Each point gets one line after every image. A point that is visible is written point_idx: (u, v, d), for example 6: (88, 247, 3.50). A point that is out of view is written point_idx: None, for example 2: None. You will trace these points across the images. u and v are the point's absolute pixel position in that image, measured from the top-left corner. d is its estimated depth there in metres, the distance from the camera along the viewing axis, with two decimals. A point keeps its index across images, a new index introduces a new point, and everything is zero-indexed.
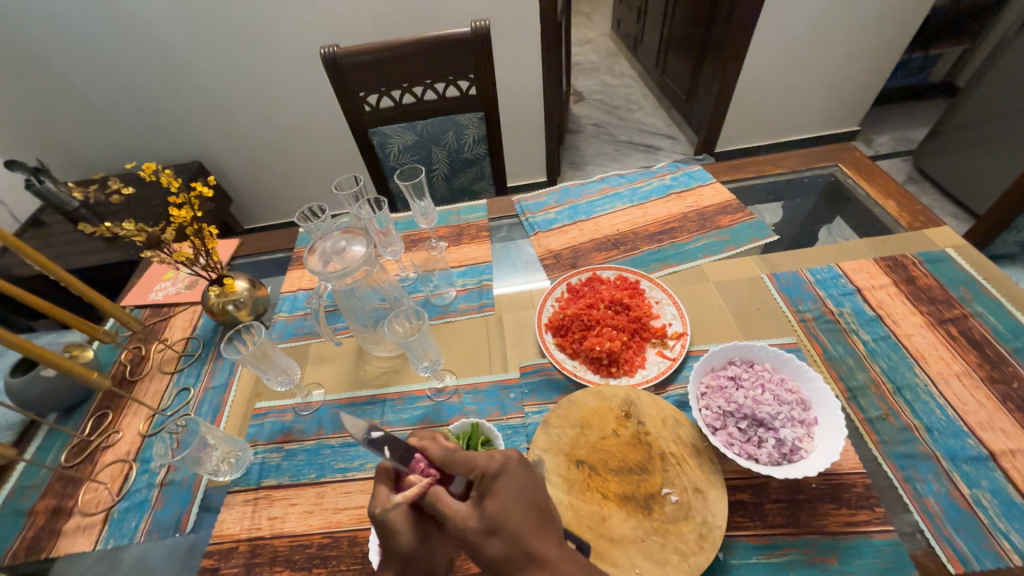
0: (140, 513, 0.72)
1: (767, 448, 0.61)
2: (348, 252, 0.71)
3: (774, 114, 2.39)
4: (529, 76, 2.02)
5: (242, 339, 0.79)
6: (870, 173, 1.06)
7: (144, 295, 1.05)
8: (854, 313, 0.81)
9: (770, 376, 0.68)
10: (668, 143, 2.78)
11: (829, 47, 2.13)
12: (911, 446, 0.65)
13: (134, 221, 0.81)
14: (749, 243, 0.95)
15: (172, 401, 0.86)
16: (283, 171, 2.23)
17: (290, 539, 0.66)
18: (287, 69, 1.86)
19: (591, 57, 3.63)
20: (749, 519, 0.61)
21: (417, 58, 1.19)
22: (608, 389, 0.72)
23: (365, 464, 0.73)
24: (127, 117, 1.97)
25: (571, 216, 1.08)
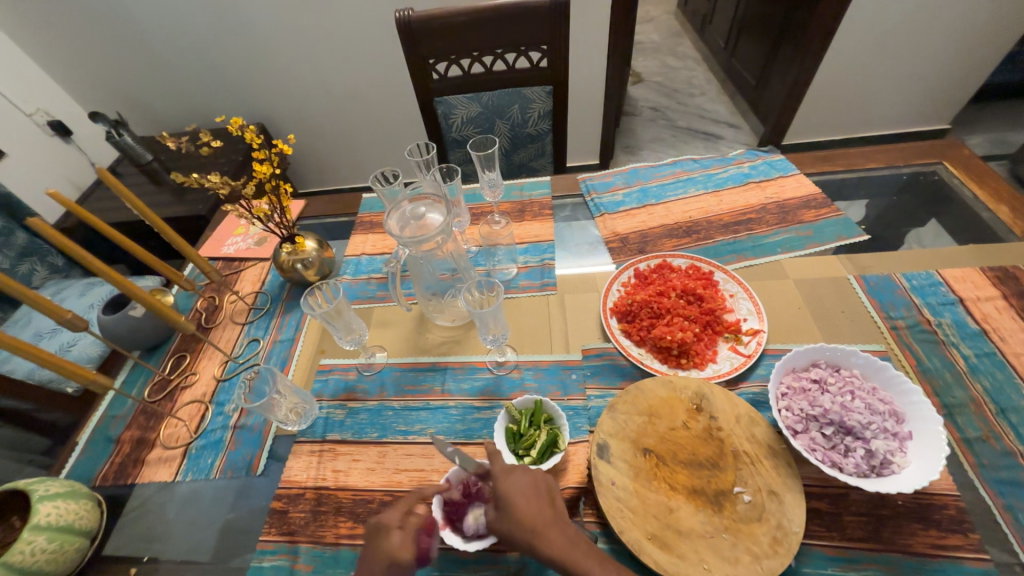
0: (215, 451, 0.77)
1: (855, 458, 0.57)
2: (426, 219, 0.70)
3: (854, 106, 2.21)
4: (594, 52, 1.94)
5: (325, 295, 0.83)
6: (980, 173, 0.96)
7: (217, 248, 1.10)
8: (954, 325, 0.74)
9: (860, 383, 0.63)
10: (730, 132, 2.63)
11: (930, 34, 1.93)
12: (1014, 473, 0.60)
13: (220, 174, 0.83)
14: (835, 241, 0.89)
15: (243, 351, 0.90)
16: (339, 138, 2.26)
17: (354, 492, 0.69)
18: (351, 34, 1.86)
19: (653, 36, 3.45)
20: (825, 528, 0.58)
21: (490, 26, 1.16)
22: (679, 380, 0.69)
23: (425, 429, 0.74)
24: (196, 76, 2.02)
25: (640, 199, 1.04)
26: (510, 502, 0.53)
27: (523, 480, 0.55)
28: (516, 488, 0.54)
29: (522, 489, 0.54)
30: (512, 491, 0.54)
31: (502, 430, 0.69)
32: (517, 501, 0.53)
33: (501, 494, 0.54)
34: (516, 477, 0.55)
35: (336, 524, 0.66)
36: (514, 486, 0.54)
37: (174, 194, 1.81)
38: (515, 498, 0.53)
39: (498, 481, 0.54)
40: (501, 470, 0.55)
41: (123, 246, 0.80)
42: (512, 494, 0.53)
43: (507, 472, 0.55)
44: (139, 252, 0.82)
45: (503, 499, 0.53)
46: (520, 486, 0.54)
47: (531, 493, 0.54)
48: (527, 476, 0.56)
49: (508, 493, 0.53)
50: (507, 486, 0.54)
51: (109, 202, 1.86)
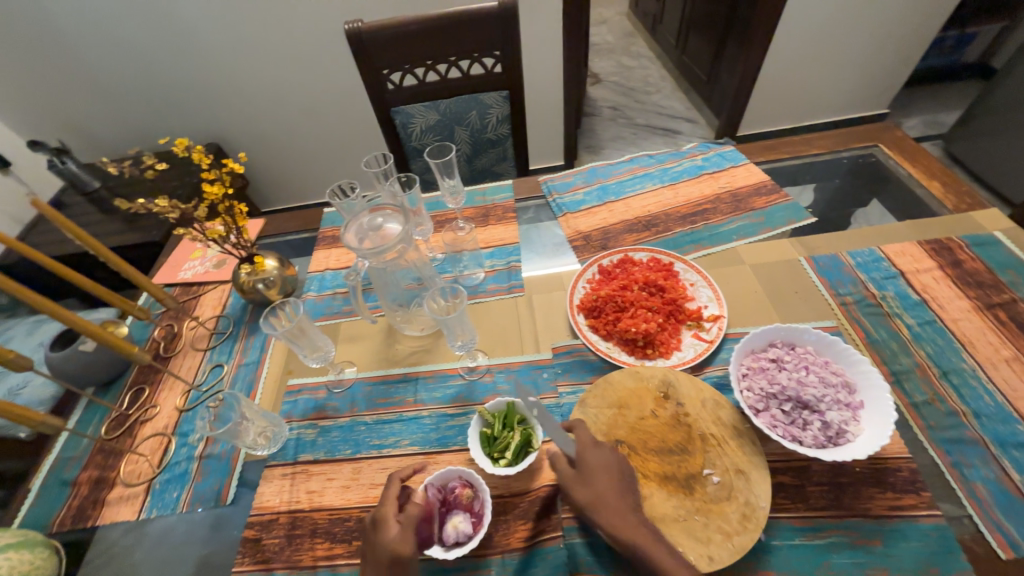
0: (181, 484, 0.74)
1: (813, 431, 0.60)
2: (385, 229, 0.70)
3: (800, 96, 2.31)
4: (549, 55, 1.97)
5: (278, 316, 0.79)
6: (911, 153, 1.03)
7: (173, 273, 1.06)
8: (897, 297, 0.79)
9: (814, 358, 0.66)
10: (687, 127, 2.72)
11: (862, 25, 2.05)
12: (958, 431, 0.64)
13: (166, 197, 0.80)
14: (786, 225, 0.93)
15: (206, 377, 0.87)
16: (299, 153, 2.22)
17: (329, 512, 0.67)
18: (305, 48, 1.84)
19: (607, 37, 3.54)
20: (790, 501, 0.61)
21: (441, 34, 1.16)
22: (646, 370, 0.71)
23: (400, 441, 0.73)
24: (143, 97, 1.95)
25: (600, 197, 1.06)
26: (594, 471, 0.58)
27: (605, 454, 0.60)
28: (598, 459, 0.59)
29: (603, 460, 0.59)
30: (595, 461, 0.58)
31: (477, 435, 0.69)
32: (597, 472, 0.58)
33: (585, 461, 0.58)
34: (598, 450, 0.60)
35: (312, 547, 0.65)
36: (597, 458, 0.59)
37: (126, 221, 1.74)
38: (597, 468, 0.58)
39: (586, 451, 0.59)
40: (586, 441, 0.60)
41: (67, 278, 0.76)
42: (595, 464, 0.58)
43: (593, 445, 0.60)
44: (85, 285, 0.78)
45: (586, 467, 0.58)
46: (602, 457, 0.59)
47: (609, 467, 0.59)
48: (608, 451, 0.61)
49: (590, 462, 0.58)
50: (592, 456, 0.59)
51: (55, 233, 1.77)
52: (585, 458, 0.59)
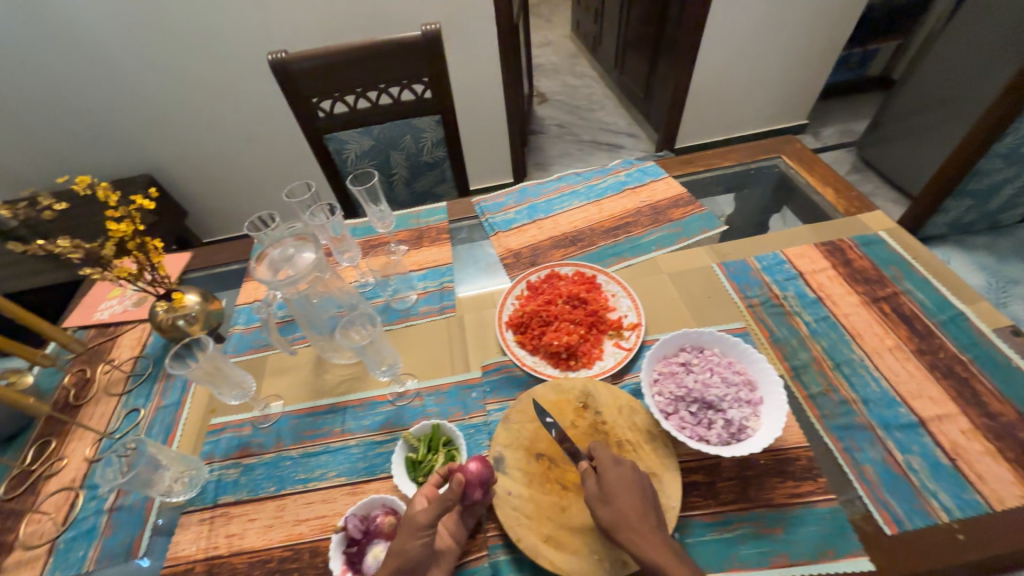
0: (88, 541, 0.69)
1: (717, 429, 0.63)
2: (295, 260, 0.70)
3: (727, 110, 2.48)
4: (489, 77, 2.03)
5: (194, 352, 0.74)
6: (809, 163, 1.12)
7: (89, 315, 1.01)
8: (797, 296, 0.85)
9: (718, 360, 0.70)
10: (630, 141, 2.84)
11: (775, 45, 2.23)
12: (849, 418, 0.69)
13: (69, 237, 0.77)
14: (700, 234, 0.99)
15: (121, 424, 0.82)
16: (240, 180, 2.17)
17: (250, 555, 0.65)
18: (239, 76, 1.82)
19: (552, 58, 3.67)
20: (703, 498, 0.63)
21: (368, 63, 1.18)
22: (567, 382, 0.73)
23: (327, 473, 0.72)
24: (64, 129, 1.86)
25: (530, 215, 1.09)
26: (612, 490, 0.56)
27: (627, 473, 0.58)
28: (619, 479, 0.57)
29: (625, 478, 0.57)
30: (616, 479, 0.57)
31: (402, 460, 0.69)
32: (618, 492, 0.56)
33: (607, 481, 0.57)
34: (621, 468, 0.58)
35: None
36: (617, 478, 0.57)
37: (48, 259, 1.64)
38: (617, 486, 0.56)
39: (606, 469, 0.58)
40: (607, 461, 0.59)
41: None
42: (615, 484, 0.56)
43: (614, 464, 0.58)
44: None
45: (608, 488, 0.56)
46: (624, 476, 0.57)
47: (631, 487, 0.57)
48: (632, 471, 0.59)
49: (611, 481, 0.57)
50: (612, 474, 0.57)
51: None
52: (606, 479, 0.57)
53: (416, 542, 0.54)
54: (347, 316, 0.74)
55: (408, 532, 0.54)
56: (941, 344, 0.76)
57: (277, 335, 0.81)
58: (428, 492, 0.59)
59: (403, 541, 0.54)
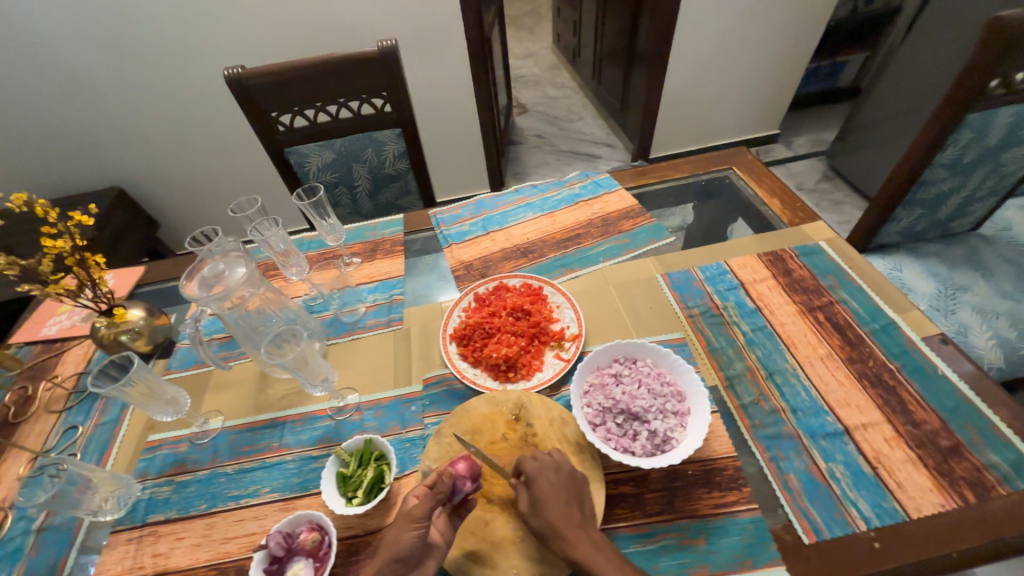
0: (12, 563, 0.68)
1: (641, 441, 0.64)
2: (225, 278, 0.70)
3: (700, 120, 2.52)
4: (462, 89, 2.06)
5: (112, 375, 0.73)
6: (759, 174, 1.14)
7: (36, 330, 1.00)
8: (737, 306, 0.86)
9: (648, 371, 0.71)
10: (607, 151, 2.88)
11: (743, 57, 2.28)
12: (778, 427, 0.70)
13: (5, 254, 0.77)
14: (647, 245, 1.00)
15: (57, 442, 0.81)
16: (215, 192, 2.17)
17: (174, 575, 0.64)
18: (209, 89, 1.83)
19: (534, 69, 3.72)
20: (630, 510, 0.64)
21: (327, 77, 1.20)
22: (501, 394, 0.73)
23: (259, 490, 0.71)
24: (33, 142, 1.86)
25: (485, 227, 1.10)
26: (543, 500, 0.56)
27: (554, 479, 0.59)
28: (547, 485, 0.58)
29: (556, 485, 0.58)
30: (547, 488, 0.57)
31: (333, 475, 0.69)
32: (549, 499, 0.57)
33: (535, 490, 0.57)
34: (547, 474, 0.59)
35: None
36: (546, 485, 0.58)
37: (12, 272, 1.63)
38: (549, 495, 0.57)
39: (537, 479, 0.58)
40: (534, 469, 0.59)
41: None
42: (545, 491, 0.57)
43: (541, 472, 0.59)
44: None
45: (536, 496, 0.57)
46: (552, 482, 0.58)
47: (560, 491, 0.58)
48: (559, 474, 0.60)
49: (540, 489, 0.57)
50: (543, 484, 0.58)
51: None
52: (535, 487, 0.58)
53: (410, 533, 0.53)
54: (274, 332, 0.75)
55: (400, 525, 0.54)
56: (871, 353, 0.77)
57: (206, 349, 0.80)
58: (418, 491, 0.59)
59: (398, 532, 0.54)
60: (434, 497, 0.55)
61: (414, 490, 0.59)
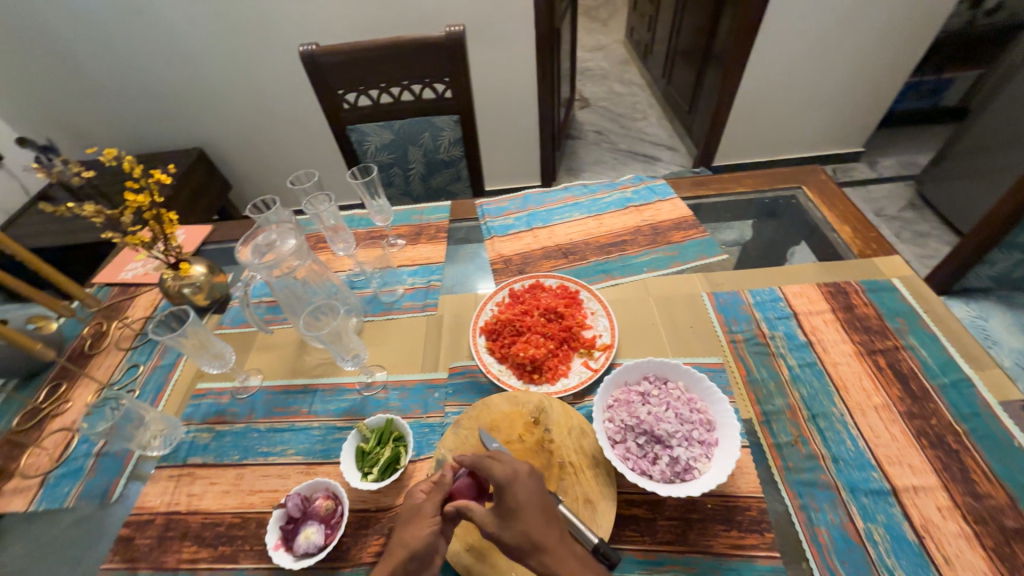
0: (73, 479, 0.76)
1: (661, 466, 0.61)
2: (275, 247, 0.74)
3: (774, 130, 2.35)
4: (525, 80, 2.04)
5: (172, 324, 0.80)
6: (832, 197, 1.05)
7: (115, 274, 1.10)
8: (785, 338, 0.80)
9: (678, 395, 0.68)
10: (668, 154, 2.76)
11: (832, 66, 2.10)
12: (814, 474, 0.65)
13: (94, 203, 0.85)
14: (696, 260, 0.95)
15: (121, 376, 0.90)
16: (282, 161, 2.29)
17: (203, 516, 0.70)
18: (287, 64, 1.93)
19: (601, 63, 3.62)
20: (639, 534, 0.62)
21: (394, 59, 1.22)
22: (523, 395, 0.73)
23: (286, 450, 0.76)
24: (132, 100, 2.04)
25: (529, 222, 1.09)
26: (518, 507, 0.53)
27: (530, 485, 0.56)
28: (524, 490, 0.55)
29: (531, 493, 0.55)
30: (523, 495, 0.54)
31: (352, 450, 0.71)
32: (525, 506, 0.54)
33: (510, 497, 0.54)
34: (523, 480, 0.56)
35: (179, 549, 0.67)
36: (522, 491, 0.55)
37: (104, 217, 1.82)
38: (526, 503, 0.54)
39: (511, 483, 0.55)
40: (506, 476, 0.56)
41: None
42: (521, 496, 0.54)
43: (515, 478, 0.56)
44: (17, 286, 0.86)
45: (511, 503, 0.54)
46: (529, 487, 0.56)
47: (537, 498, 0.55)
48: (534, 481, 0.57)
49: (516, 494, 0.54)
50: (520, 490, 0.55)
51: (38, 225, 1.85)
52: (509, 494, 0.54)
53: (427, 528, 0.55)
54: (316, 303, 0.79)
55: (415, 523, 0.56)
56: (935, 410, 0.69)
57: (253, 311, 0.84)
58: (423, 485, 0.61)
59: (415, 529, 0.55)
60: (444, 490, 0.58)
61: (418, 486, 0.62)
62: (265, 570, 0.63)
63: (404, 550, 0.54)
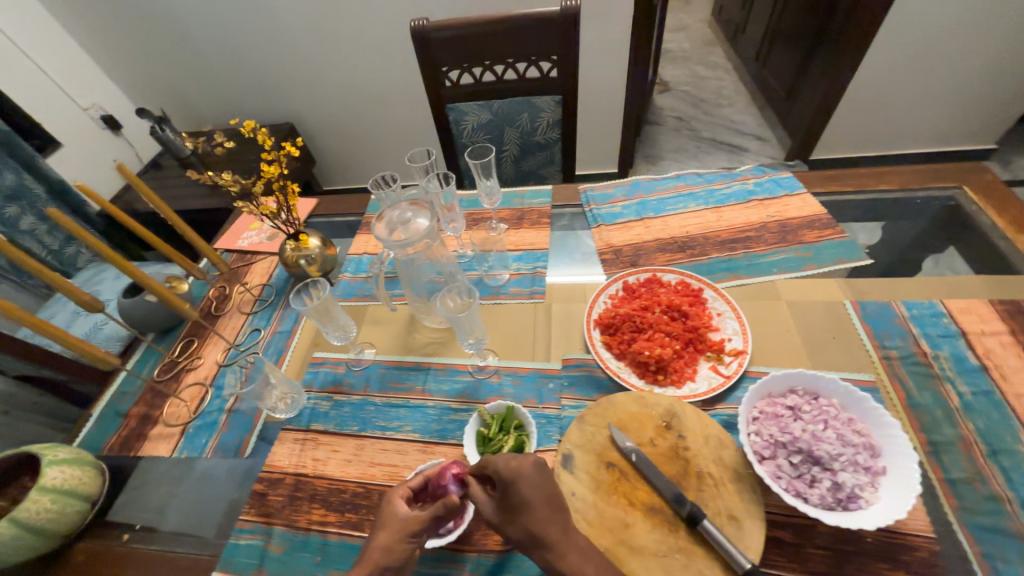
0: (210, 432, 0.82)
1: (820, 490, 0.56)
2: (412, 224, 0.73)
3: (888, 122, 2.11)
4: (615, 61, 1.94)
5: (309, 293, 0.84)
6: (1002, 201, 0.91)
7: (233, 241, 1.17)
8: (952, 359, 0.71)
9: (836, 413, 0.61)
10: (757, 144, 2.56)
11: (974, 51, 1.82)
12: (998, 519, 0.57)
13: (231, 172, 0.88)
14: (835, 264, 0.86)
15: (245, 339, 0.95)
16: (364, 138, 2.34)
17: (329, 482, 0.72)
18: (377, 42, 1.93)
19: (684, 44, 3.40)
20: (786, 559, 0.57)
21: (502, 36, 1.18)
22: (652, 397, 0.69)
23: (403, 426, 0.77)
24: (233, 76, 2.14)
25: (639, 212, 1.04)
26: (522, 503, 0.54)
27: (535, 477, 0.56)
28: (528, 484, 0.55)
29: (536, 487, 0.55)
30: (528, 491, 0.55)
31: (473, 433, 0.71)
32: (531, 499, 0.54)
33: (512, 492, 0.55)
34: (526, 474, 0.56)
35: (309, 511, 0.69)
36: (526, 486, 0.55)
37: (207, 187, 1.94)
38: (527, 500, 0.54)
39: (512, 481, 0.55)
40: (510, 473, 0.55)
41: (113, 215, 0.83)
42: (526, 491, 0.55)
43: (518, 475, 0.55)
44: (159, 245, 0.90)
45: (515, 497, 0.54)
46: (531, 480, 0.56)
47: (541, 490, 0.56)
48: (538, 471, 0.57)
49: (520, 489, 0.55)
50: (524, 487, 0.55)
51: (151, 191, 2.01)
52: (512, 490, 0.55)
53: (405, 549, 0.57)
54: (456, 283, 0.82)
55: (394, 538, 0.57)
56: None
57: (382, 290, 0.82)
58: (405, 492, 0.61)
59: (391, 544, 0.57)
60: (433, 518, 0.58)
61: (402, 491, 0.61)
62: None
63: (379, 563, 0.55)
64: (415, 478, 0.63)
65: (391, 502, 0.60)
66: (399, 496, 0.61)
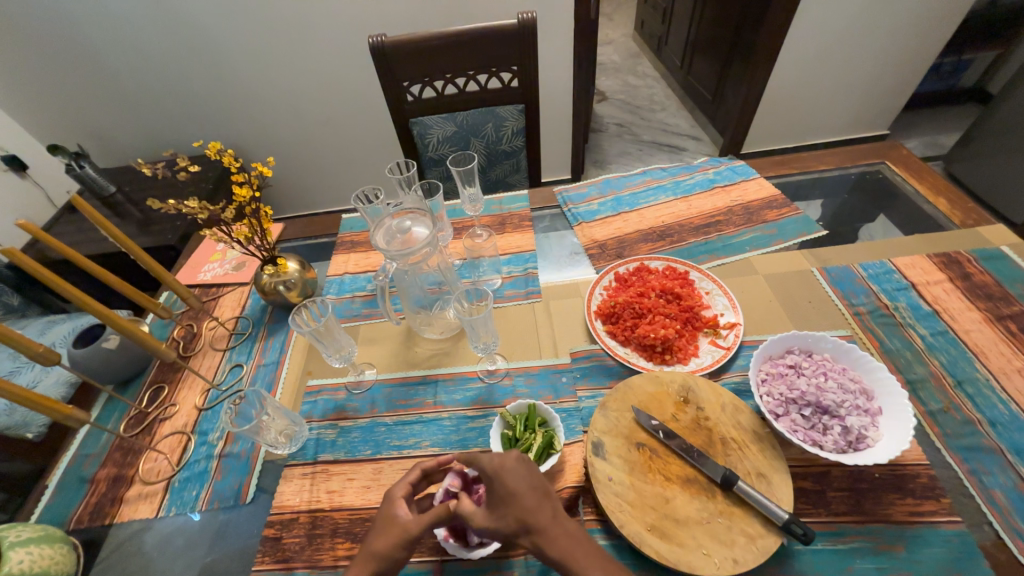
0: (200, 482, 0.74)
1: (833, 436, 0.61)
2: (411, 233, 0.72)
3: (801, 117, 2.36)
4: (561, 72, 2.02)
5: (309, 312, 0.80)
6: (918, 171, 1.05)
7: (194, 274, 1.08)
8: (909, 308, 0.81)
9: (832, 365, 0.68)
10: (693, 144, 2.77)
11: (862, 51, 2.10)
12: (975, 440, 0.66)
13: (197, 198, 0.80)
14: (797, 237, 0.95)
15: (226, 377, 0.88)
16: (313, 162, 2.27)
17: (349, 512, 0.67)
18: (322, 64, 1.90)
19: (613, 57, 3.62)
20: (812, 506, 0.61)
21: (461, 50, 1.20)
22: (666, 375, 0.72)
23: (420, 443, 0.73)
24: (161, 105, 2.00)
25: (615, 207, 1.10)
26: (510, 496, 0.51)
27: (518, 470, 0.53)
28: (514, 476, 0.53)
29: (521, 478, 0.53)
30: (512, 482, 0.52)
31: (498, 437, 0.70)
32: (518, 493, 0.51)
33: (499, 486, 0.53)
34: (511, 466, 0.53)
35: (333, 546, 0.64)
36: (511, 478, 0.52)
37: (140, 225, 1.77)
38: (513, 492, 0.51)
39: (496, 473, 0.53)
40: (493, 466, 0.54)
41: (63, 254, 0.69)
42: (512, 484, 0.52)
43: (502, 467, 0.53)
44: (116, 284, 0.75)
45: (501, 492, 0.52)
46: (517, 472, 0.53)
47: (528, 481, 0.53)
48: (523, 465, 0.54)
49: (506, 483, 0.52)
50: (508, 478, 0.52)
51: (71, 235, 1.80)
52: (498, 484, 0.53)
53: (401, 552, 0.53)
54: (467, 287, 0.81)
55: (385, 540, 0.54)
56: None
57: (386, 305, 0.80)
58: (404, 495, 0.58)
59: (388, 546, 0.53)
60: (432, 523, 0.54)
61: (401, 491, 0.58)
62: (433, 563, 0.61)
63: (375, 563, 0.53)
64: (418, 475, 0.60)
65: (390, 502, 0.57)
66: (401, 497, 0.58)
